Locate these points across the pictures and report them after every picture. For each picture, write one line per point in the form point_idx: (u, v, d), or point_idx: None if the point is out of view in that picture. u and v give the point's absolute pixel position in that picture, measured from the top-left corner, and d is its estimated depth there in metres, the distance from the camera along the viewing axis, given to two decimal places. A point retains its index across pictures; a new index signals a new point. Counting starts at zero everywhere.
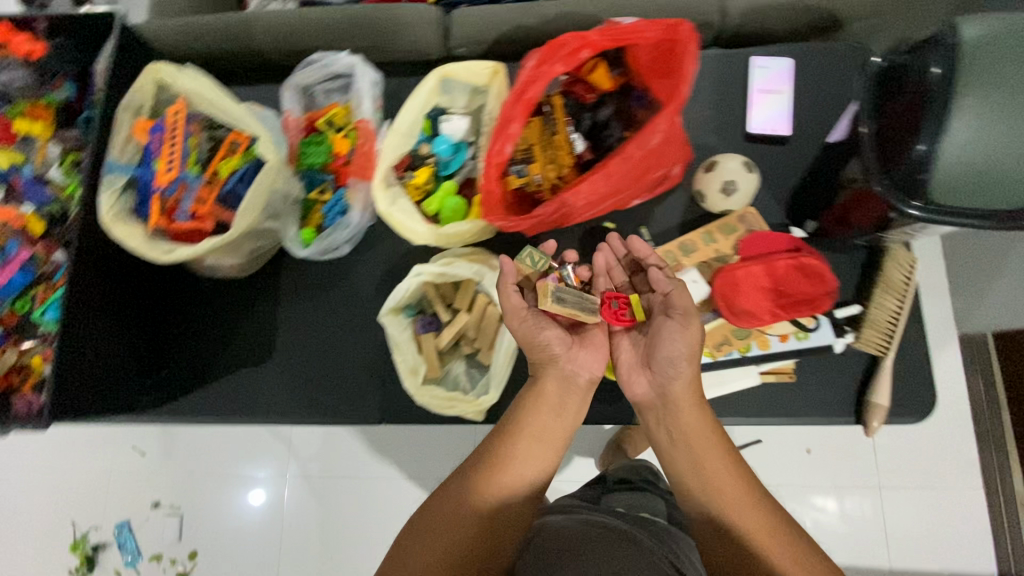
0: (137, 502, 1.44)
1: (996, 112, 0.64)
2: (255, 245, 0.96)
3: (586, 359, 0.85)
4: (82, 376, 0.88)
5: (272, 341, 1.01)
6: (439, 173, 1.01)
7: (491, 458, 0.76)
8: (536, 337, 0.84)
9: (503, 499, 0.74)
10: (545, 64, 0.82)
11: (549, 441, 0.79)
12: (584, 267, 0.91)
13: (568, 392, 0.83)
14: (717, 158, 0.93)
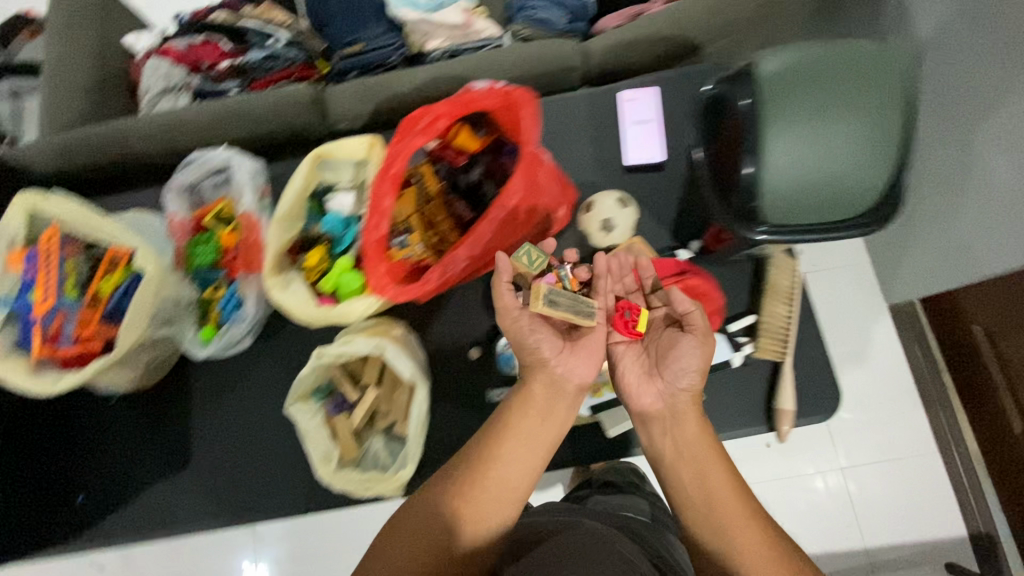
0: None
1: (804, 130, 0.66)
2: (151, 355, 0.95)
3: (579, 365, 0.83)
4: None
5: (187, 447, 0.98)
6: (334, 249, 1.01)
7: (479, 465, 0.76)
8: (527, 339, 0.82)
9: (487, 501, 0.74)
10: (404, 140, 0.84)
11: (537, 447, 0.78)
12: (583, 268, 0.90)
13: (554, 399, 0.81)
14: (594, 198, 0.97)
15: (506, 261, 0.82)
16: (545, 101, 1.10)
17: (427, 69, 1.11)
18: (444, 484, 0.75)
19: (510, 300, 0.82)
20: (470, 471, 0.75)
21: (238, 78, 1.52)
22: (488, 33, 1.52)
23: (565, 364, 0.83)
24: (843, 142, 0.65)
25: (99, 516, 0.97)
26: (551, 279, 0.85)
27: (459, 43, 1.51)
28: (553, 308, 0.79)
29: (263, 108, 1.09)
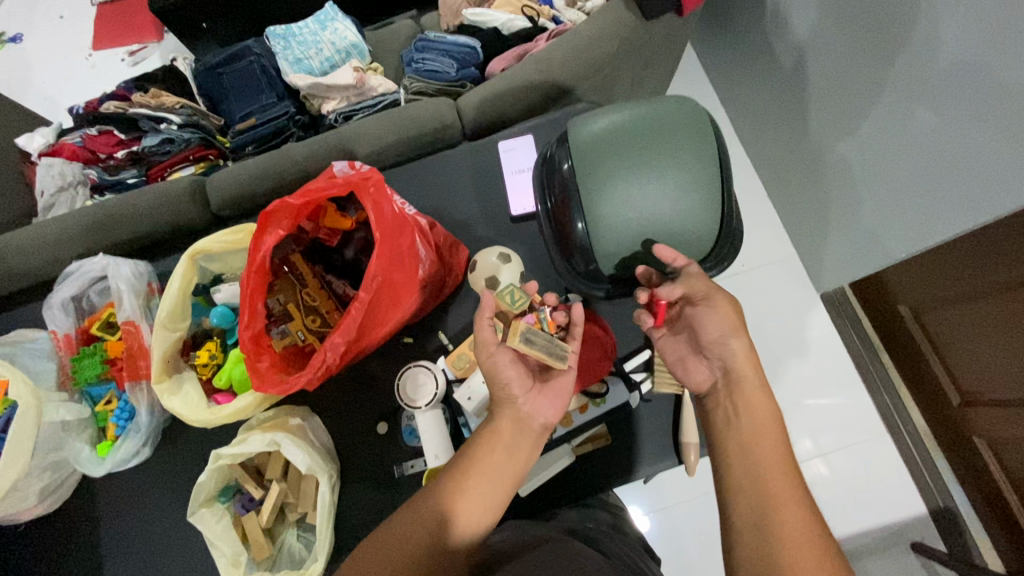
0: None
1: (619, 197, 0.72)
2: (44, 483, 0.91)
3: (541, 403, 0.80)
4: None
5: (98, 567, 0.95)
6: (226, 342, 1.00)
7: (460, 488, 0.70)
8: (498, 373, 0.79)
9: (463, 527, 0.67)
10: (263, 234, 0.83)
11: (509, 474, 0.74)
12: (561, 311, 0.86)
13: (521, 433, 0.77)
14: (479, 255, 0.99)
15: (490, 297, 0.81)
16: (427, 161, 1.12)
17: (307, 145, 1.11)
18: (427, 504, 0.68)
19: (489, 337, 0.80)
20: (451, 493, 0.70)
21: (136, 166, 1.53)
22: (382, 88, 1.50)
23: (529, 408, 0.79)
24: (657, 203, 0.72)
25: None
26: (529, 319, 0.84)
27: (355, 103, 1.50)
28: (525, 348, 0.79)
29: (144, 208, 1.09)
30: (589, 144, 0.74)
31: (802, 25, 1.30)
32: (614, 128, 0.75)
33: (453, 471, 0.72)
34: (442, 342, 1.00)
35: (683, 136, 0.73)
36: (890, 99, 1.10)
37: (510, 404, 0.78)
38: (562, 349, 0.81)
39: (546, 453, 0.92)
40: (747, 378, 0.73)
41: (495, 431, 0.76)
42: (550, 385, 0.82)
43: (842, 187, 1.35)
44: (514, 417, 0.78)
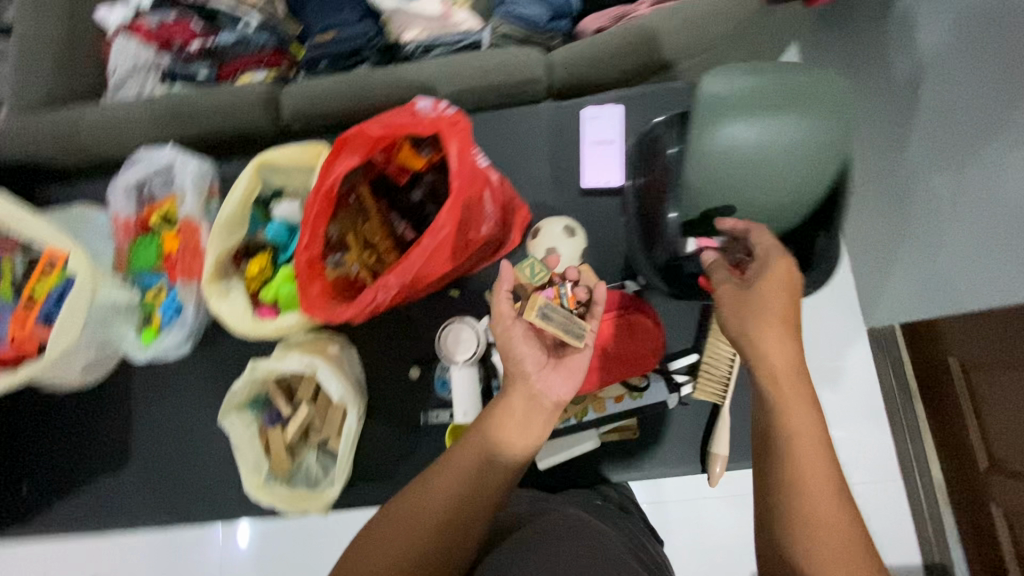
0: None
1: (739, 180, 0.63)
2: (89, 358, 0.94)
3: (557, 381, 0.74)
4: None
5: (126, 446, 0.99)
6: (278, 258, 1.00)
7: (470, 474, 0.65)
8: (513, 346, 0.75)
9: (467, 515, 0.63)
10: (337, 159, 0.81)
11: (516, 456, 0.68)
12: (583, 287, 0.84)
13: (529, 408, 0.71)
14: (542, 223, 0.95)
15: (510, 270, 0.79)
16: (505, 113, 1.07)
17: (386, 74, 1.07)
18: (435, 487, 0.64)
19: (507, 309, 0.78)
20: (459, 477, 0.65)
21: (206, 60, 1.47)
22: (466, 26, 1.43)
23: (539, 381, 0.73)
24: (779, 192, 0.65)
25: (39, 508, 0.99)
26: (548, 293, 0.83)
27: (435, 36, 1.43)
28: (539, 322, 0.76)
29: (215, 107, 1.07)
30: (722, 104, 0.62)
31: (931, 37, 1.16)
32: (758, 91, 0.63)
33: (456, 455, 0.67)
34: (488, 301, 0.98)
35: (828, 120, 0.62)
36: (1011, 142, 1.00)
37: (522, 379, 0.73)
38: (582, 326, 0.78)
39: (572, 433, 0.91)
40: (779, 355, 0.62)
41: (504, 412, 0.70)
42: (565, 361, 0.76)
43: (926, 224, 1.26)
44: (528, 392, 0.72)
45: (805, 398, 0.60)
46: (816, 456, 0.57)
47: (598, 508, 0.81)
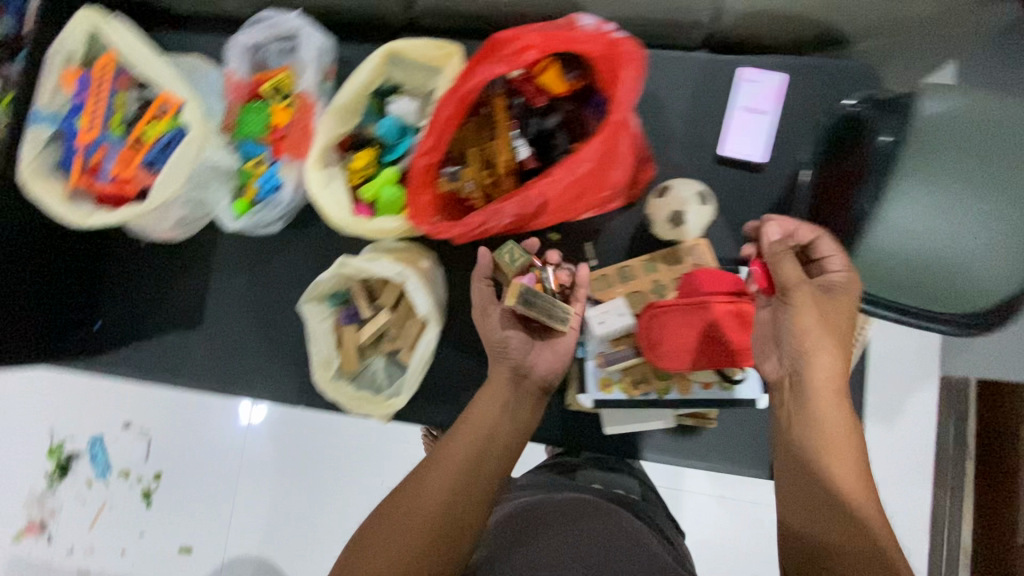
0: (108, 423, 1.56)
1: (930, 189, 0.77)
2: (182, 214, 0.92)
3: (542, 361, 0.79)
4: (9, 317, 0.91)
5: (201, 308, 1.00)
6: (382, 157, 0.95)
7: (471, 454, 0.68)
8: (495, 332, 0.79)
9: (475, 496, 0.65)
10: (484, 62, 0.75)
11: (513, 432, 0.72)
12: (565, 271, 0.88)
13: (519, 392, 0.76)
14: (672, 183, 0.87)
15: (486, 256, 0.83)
16: (653, 55, 0.96)
17: None
18: (443, 468, 0.65)
19: (489, 300, 0.82)
20: (466, 453, 0.68)
21: None
22: None
23: (526, 361, 0.77)
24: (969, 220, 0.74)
25: (110, 346, 1.01)
26: (529, 279, 0.85)
27: None
28: (521, 309, 0.77)
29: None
30: (937, 124, 0.77)
31: None
32: (972, 127, 0.75)
33: (455, 439, 0.69)
34: (587, 254, 0.94)
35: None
36: None
37: (505, 362, 0.76)
38: (565, 311, 0.80)
39: (648, 408, 0.86)
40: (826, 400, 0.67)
41: (493, 397, 0.73)
42: (553, 341, 0.81)
43: None
44: (514, 372, 0.76)
45: (841, 418, 0.67)
46: (856, 486, 0.63)
47: (616, 495, 0.84)
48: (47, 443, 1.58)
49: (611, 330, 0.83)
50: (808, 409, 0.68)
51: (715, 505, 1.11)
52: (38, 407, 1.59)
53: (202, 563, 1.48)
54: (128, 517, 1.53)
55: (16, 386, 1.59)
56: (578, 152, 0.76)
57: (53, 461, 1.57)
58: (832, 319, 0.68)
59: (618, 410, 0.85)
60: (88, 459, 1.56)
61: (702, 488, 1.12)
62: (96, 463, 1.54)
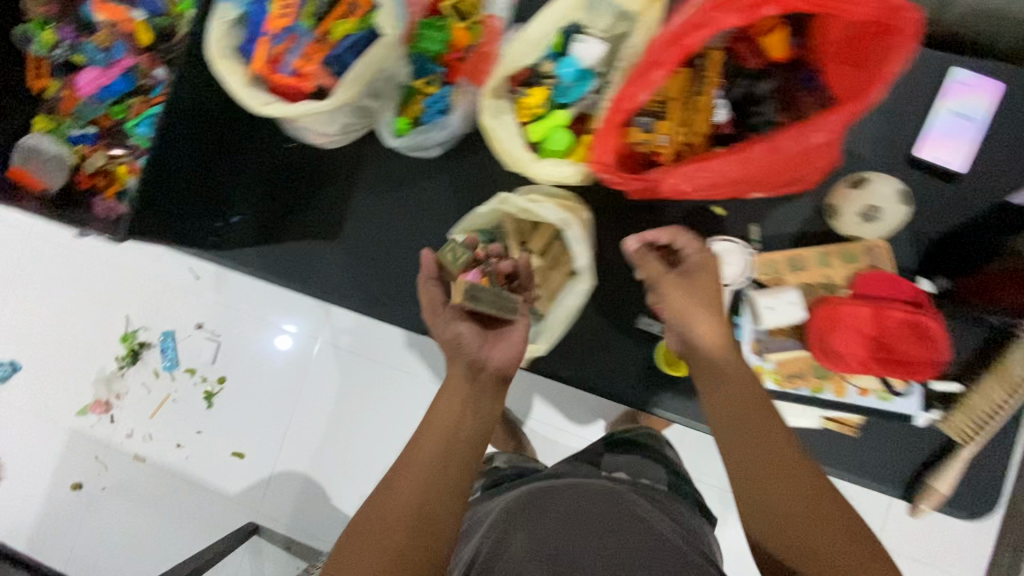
0: (184, 321, 1.54)
1: None
2: (347, 122, 0.90)
3: (503, 352, 0.73)
4: (177, 195, 0.94)
5: (341, 220, 0.99)
6: (555, 99, 0.91)
7: (439, 455, 0.62)
8: (447, 331, 0.74)
9: (445, 501, 0.59)
10: (722, 9, 0.69)
11: (479, 430, 0.66)
12: (506, 261, 0.86)
13: (477, 383, 0.69)
14: (871, 177, 0.83)
15: (430, 256, 0.81)
16: None
17: None
18: (399, 485, 0.59)
19: (439, 297, 0.80)
20: (436, 449, 0.62)
21: None
22: None
23: (482, 355, 0.71)
24: None
25: (237, 244, 0.99)
26: (474, 275, 0.83)
27: None
28: (471, 306, 0.75)
29: None
30: None
31: None
32: None
33: (422, 440, 0.63)
34: (752, 236, 0.90)
35: None
36: None
37: (462, 356, 0.71)
38: (513, 301, 0.77)
39: (794, 404, 0.83)
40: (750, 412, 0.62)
41: (453, 396, 0.67)
42: (504, 333, 0.76)
43: None
44: (470, 367, 0.70)
45: (775, 425, 0.62)
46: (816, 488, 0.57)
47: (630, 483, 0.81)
48: (121, 327, 1.56)
49: (780, 318, 0.80)
50: (730, 422, 0.63)
51: None
52: (117, 292, 1.57)
53: (259, 468, 1.51)
54: (188, 415, 1.52)
55: (94, 267, 1.57)
56: (806, 123, 0.70)
57: (125, 346, 1.55)
58: (721, 333, 0.68)
59: (765, 400, 0.83)
60: (159, 351, 1.54)
61: None
62: (166, 357, 1.52)
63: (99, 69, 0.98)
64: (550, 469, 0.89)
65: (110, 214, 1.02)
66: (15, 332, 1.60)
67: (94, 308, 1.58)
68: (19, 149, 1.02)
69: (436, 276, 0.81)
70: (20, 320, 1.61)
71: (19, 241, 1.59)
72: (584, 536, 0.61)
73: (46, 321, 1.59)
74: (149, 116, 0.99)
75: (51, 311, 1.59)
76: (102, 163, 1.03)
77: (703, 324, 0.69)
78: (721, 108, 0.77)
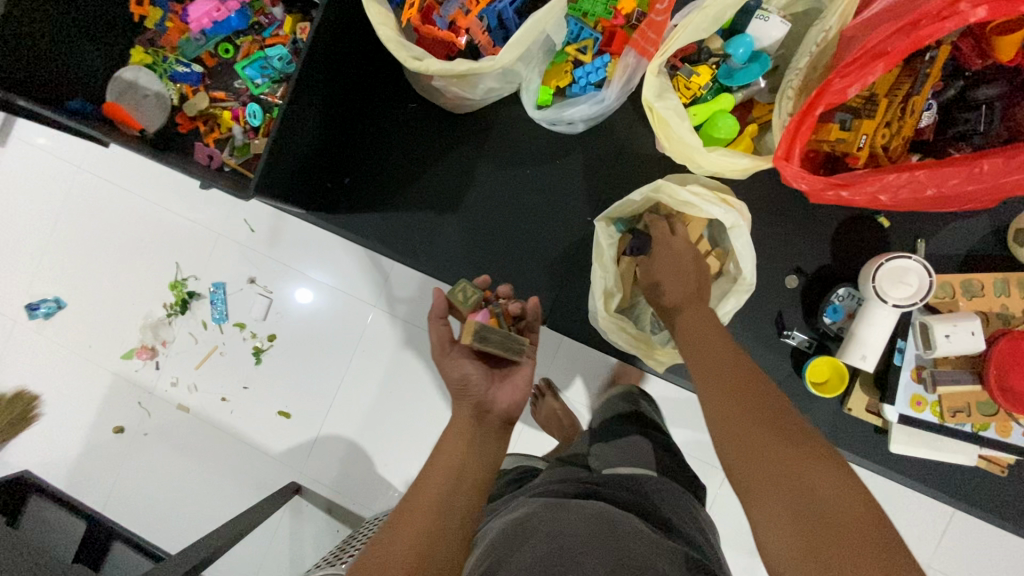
0: (236, 271, 1.33)
1: None
2: (492, 88, 0.81)
3: (506, 392, 0.76)
4: (293, 165, 0.82)
5: (462, 193, 0.92)
6: (718, 82, 0.83)
7: (444, 488, 0.65)
8: (453, 374, 0.74)
9: (450, 529, 0.61)
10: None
11: (484, 471, 0.69)
12: (516, 302, 0.83)
13: (484, 426, 0.72)
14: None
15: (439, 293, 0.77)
16: None
17: None
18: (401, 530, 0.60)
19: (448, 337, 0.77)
20: (439, 486, 0.65)
21: None
22: None
23: (488, 397, 0.74)
24: None
25: (353, 207, 0.94)
26: (484, 314, 0.78)
27: None
28: (479, 347, 0.73)
29: None
30: None
31: None
32: None
33: (426, 479, 0.66)
34: (919, 251, 0.82)
35: None
36: None
37: (469, 398, 0.73)
38: (521, 341, 0.76)
39: (950, 439, 0.78)
40: (732, 393, 0.63)
41: (461, 434, 0.71)
42: (509, 374, 0.77)
43: None
44: (476, 409, 0.73)
45: (753, 395, 0.62)
46: (801, 451, 0.55)
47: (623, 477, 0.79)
48: (170, 274, 1.34)
49: (956, 349, 0.74)
50: (719, 410, 0.63)
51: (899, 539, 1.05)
52: (173, 235, 1.34)
53: (304, 431, 1.33)
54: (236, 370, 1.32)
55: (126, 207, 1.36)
56: None
57: (175, 294, 1.33)
58: (719, 343, 0.70)
59: (920, 432, 0.78)
60: (209, 302, 1.32)
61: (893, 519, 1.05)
62: (216, 311, 1.31)
63: (214, 0, 0.88)
64: (544, 475, 0.87)
65: (211, 163, 0.93)
66: (57, 260, 1.38)
67: (153, 246, 1.35)
68: (116, 83, 0.95)
69: (444, 316, 0.78)
70: (62, 250, 1.38)
71: (60, 159, 1.37)
72: (568, 529, 0.61)
73: (88, 254, 1.37)
74: (262, 57, 0.91)
75: (93, 242, 1.37)
76: (205, 107, 0.94)
77: (701, 342, 0.71)
78: (926, 112, 0.70)
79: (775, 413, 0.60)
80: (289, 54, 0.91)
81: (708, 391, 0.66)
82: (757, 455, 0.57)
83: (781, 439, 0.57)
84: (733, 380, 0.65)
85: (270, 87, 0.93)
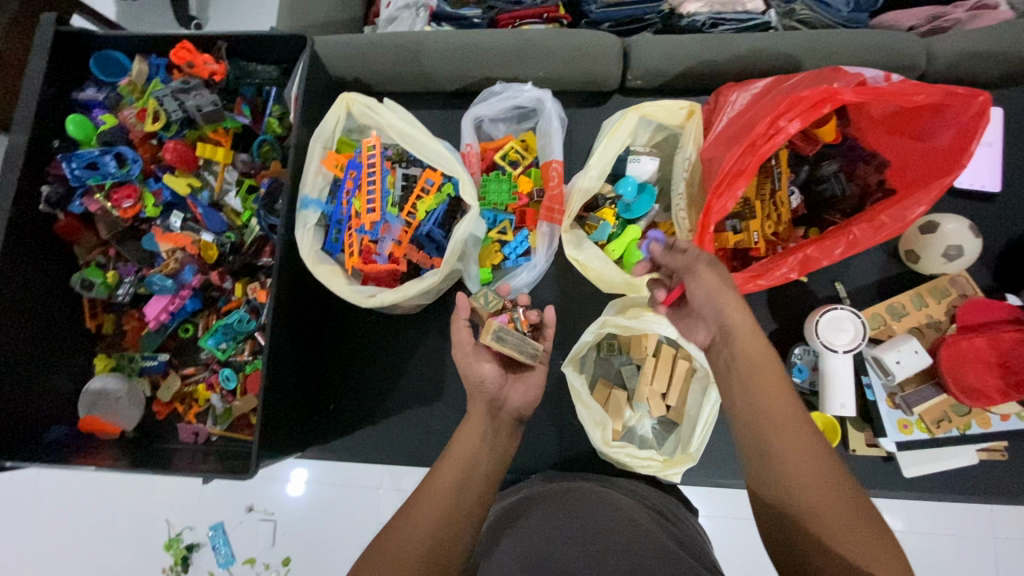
0: (232, 502, 1.24)
1: None
2: (443, 289, 0.91)
3: (516, 394, 0.78)
4: (284, 423, 0.85)
5: (442, 380, 0.97)
6: (621, 216, 0.95)
7: (458, 480, 0.63)
8: (472, 368, 0.76)
9: (462, 520, 0.60)
10: (783, 119, 0.76)
11: (493, 464, 0.68)
12: (535, 310, 0.85)
13: (499, 423, 0.73)
14: (936, 219, 0.87)
15: (465, 300, 0.80)
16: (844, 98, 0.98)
17: (754, 38, 0.97)
18: (430, 501, 0.60)
19: (467, 338, 0.79)
20: (452, 480, 0.63)
21: (478, 6, 1.15)
22: (754, 7, 1.11)
23: (501, 394, 0.76)
24: None
25: (346, 430, 0.97)
26: (503, 319, 0.82)
27: (720, 11, 1.11)
28: (497, 346, 0.77)
29: (569, 62, 0.97)
30: None
31: None
32: None
33: (439, 473, 0.63)
34: (843, 291, 0.93)
35: None
36: None
37: (484, 395, 0.75)
38: (535, 346, 0.79)
39: (946, 445, 0.85)
40: (792, 450, 0.59)
41: (473, 430, 0.69)
42: (522, 376, 0.80)
43: None
44: (490, 405, 0.74)
45: (812, 440, 0.59)
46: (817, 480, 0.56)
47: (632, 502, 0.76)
48: (162, 533, 1.24)
49: (910, 369, 0.83)
50: (777, 464, 0.59)
51: (950, 542, 1.09)
52: (153, 493, 1.25)
53: None
54: None
55: (96, 500, 1.26)
56: (900, 200, 0.75)
57: (172, 554, 1.23)
58: (781, 388, 0.63)
59: (919, 451, 0.85)
60: (211, 549, 1.22)
61: (938, 528, 1.09)
62: (221, 555, 1.21)
63: (167, 295, 0.95)
64: (540, 484, 0.82)
65: (199, 438, 0.96)
66: (33, 570, 1.25)
67: (140, 512, 1.25)
68: (85, 396, 0.95)
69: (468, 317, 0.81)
70: (41, 556, 1.26)
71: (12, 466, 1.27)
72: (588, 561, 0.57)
73: (67, 553, 1.25)
74: (220, 327, 0.94)
75: (69, 537, 1.26)
76: (179, 387, 0.98)
77: (758, 382, 0.64)
78: (793, 196, 0.86)
79: (833, 474, 0.56)
80: (247, 314, 0.95)
81: (770, 440, 0.60)
82: (815, 517, 0.54)
83: (830, 493, 0.56)
84: (800, 427, 0.60)
85: (236, 347, 0.97)
